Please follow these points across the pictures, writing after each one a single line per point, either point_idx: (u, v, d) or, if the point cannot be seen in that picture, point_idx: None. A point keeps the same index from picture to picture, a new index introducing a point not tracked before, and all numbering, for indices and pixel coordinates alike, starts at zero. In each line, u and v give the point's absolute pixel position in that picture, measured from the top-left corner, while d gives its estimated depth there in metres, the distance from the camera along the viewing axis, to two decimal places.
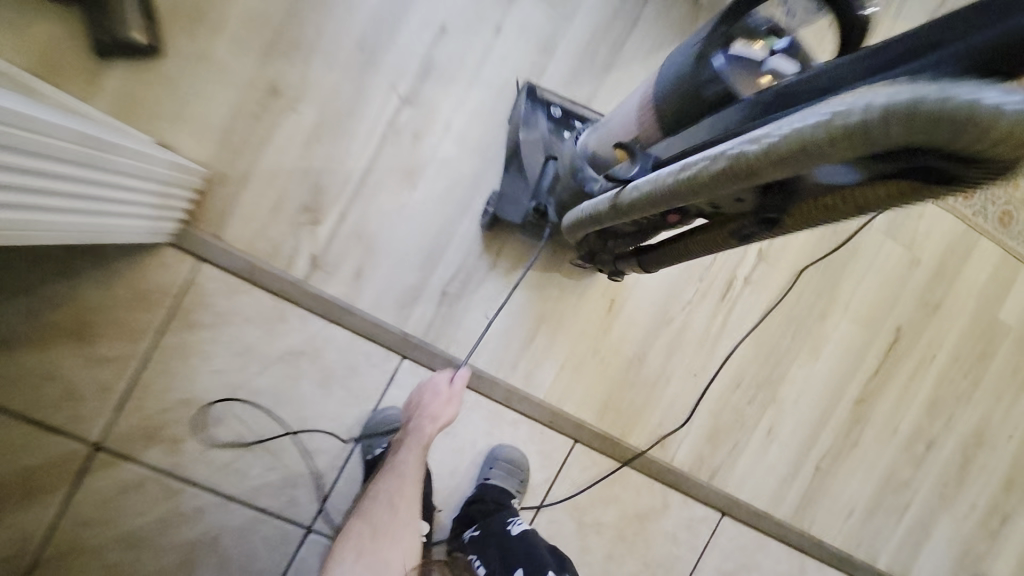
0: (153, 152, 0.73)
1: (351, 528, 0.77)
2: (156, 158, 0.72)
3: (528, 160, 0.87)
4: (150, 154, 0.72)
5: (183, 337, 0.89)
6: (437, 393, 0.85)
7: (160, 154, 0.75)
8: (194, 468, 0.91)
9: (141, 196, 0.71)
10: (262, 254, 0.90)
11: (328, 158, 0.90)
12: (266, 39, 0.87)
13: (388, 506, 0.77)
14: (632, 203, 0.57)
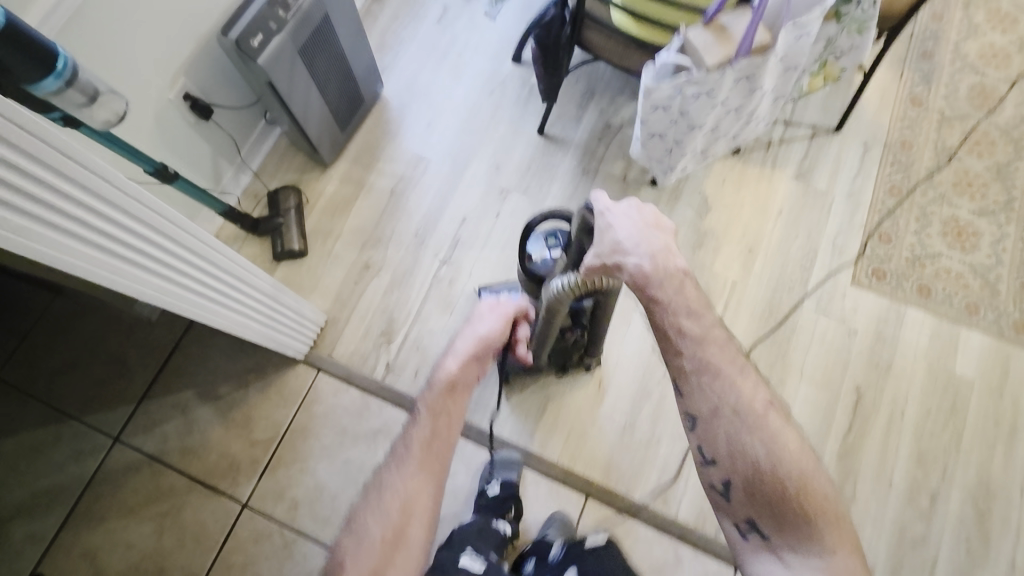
0: (292, 299, 1.28)
1: (366, 503, 0.79)
2: (289, 302, 1.26)
3: None
4: (287, 299, 1.26)
5: (305, 422, 1.35)
6: (482, 313, 0.98)
7: (296, 302, 1.30)
8: (304, 521, 1.28)
9: (274, 319, 1.23)
10: (356, 364, 1.40)
11: (397, 301, 1.45)
12: (362, 239, 1.50)
13: (390, 489, 0.80)
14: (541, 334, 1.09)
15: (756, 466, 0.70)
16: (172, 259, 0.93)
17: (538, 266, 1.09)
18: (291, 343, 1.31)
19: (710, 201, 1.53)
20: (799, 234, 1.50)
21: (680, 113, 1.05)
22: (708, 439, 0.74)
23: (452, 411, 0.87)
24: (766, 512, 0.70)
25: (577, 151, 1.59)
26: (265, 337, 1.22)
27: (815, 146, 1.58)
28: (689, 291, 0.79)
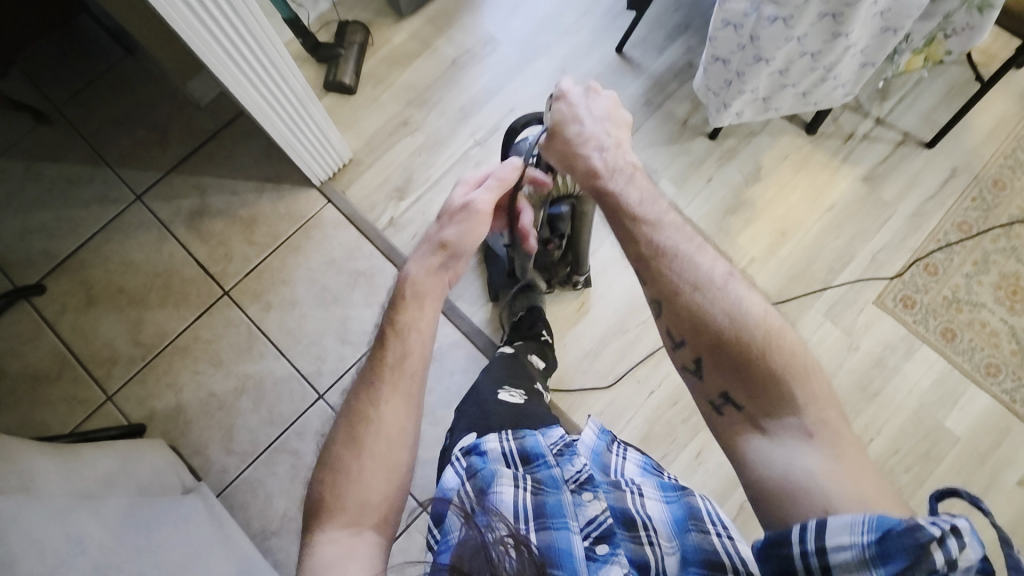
0: (318, 112, 1.28)
1: (331, 447, 0.70)
2: (314, 114, 1.27)
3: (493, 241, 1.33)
4: (313, 110, 1.26)
5: (301, 241, 1.42)
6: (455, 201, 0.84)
7: (321, 117, 1.30)
8: (271, 325, 1.37)
9: (293, 123, 1.24)
10: (363, 208, 1.45)
11: (420, 164, 1.47)
12: (409, 96, 1.51)
13: (354, 433, 0.69)
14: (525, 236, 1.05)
15: (722, 335, 0.63)
16: (218, 13, 0.93)
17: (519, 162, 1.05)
18: (303, 156, 1.34)
19: (763, 172, 1.44)
20: (841, 236, 1.40)
21: (748, 41, 0.99)
22: (672, 317, 0.67)
23: (420, 328, 0.75)
24: (738, 380, 0.62)
25: (648, 80, 1.52)
26: (283, 139, 1.25)
27: (898, 154, 1.45)
28: (642, 178, 0.75)
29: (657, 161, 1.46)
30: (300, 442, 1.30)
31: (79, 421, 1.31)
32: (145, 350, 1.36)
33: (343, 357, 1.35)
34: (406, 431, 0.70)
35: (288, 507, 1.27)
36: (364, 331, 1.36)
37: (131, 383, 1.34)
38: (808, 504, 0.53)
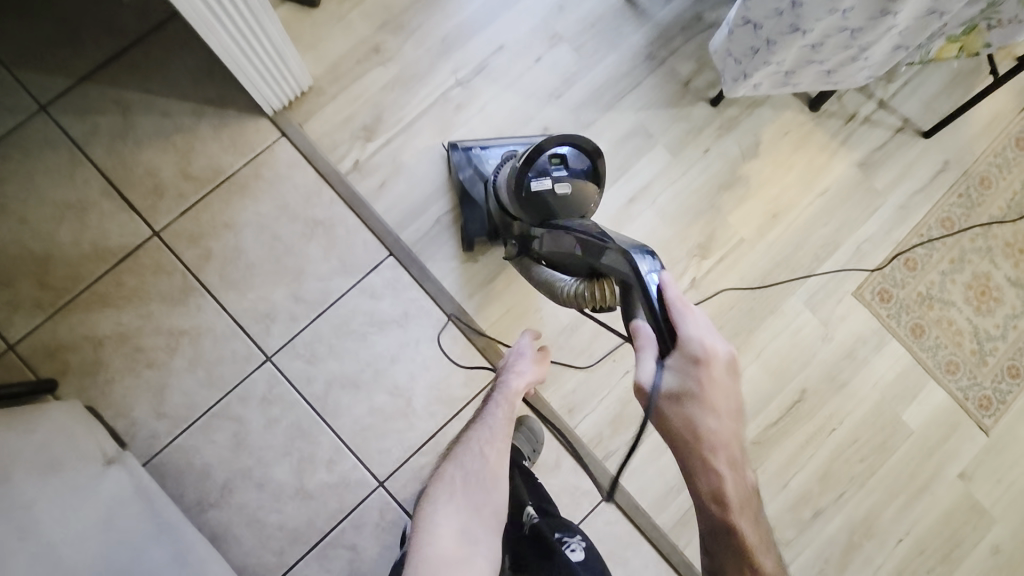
0: (275, 26, 1.06)
1: (448, 473, 0.91)
2: (271, 28, 1.05)
3: (472, 187, 1.18)
4: (269, 24, 1.04)
5: (248, 180, 1.23)
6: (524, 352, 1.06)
7: (279, 32, 1.08)
8: (210, 275, 1.20)
9: (243, 39, 1.02)
10: (323, 147, 1.26)
11: (392, 102, 1.29)
12: (382, 19, 1.30)
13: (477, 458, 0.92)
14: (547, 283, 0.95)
15: None
16: None
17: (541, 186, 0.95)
18: (248, 80, 1.13)
19: (762, 147, 1.36)
20: (830, 222, 1.36)
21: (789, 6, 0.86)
22: None
23: (514, 405, 0.99)
24: None
25: (652, 31, 1.37)
26: (229, 55, 1.04)
27: (896, 141, 1.39)
28: (759, 513, 0.64)
29: (654, 124, 1.34)
30: (243, 408, 1.17)
31: None
32: (55, 295, 1.16)
33: (295, 317, 1.21)
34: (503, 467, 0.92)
35: (229, 477, 1.15)
36: (320, 289, 1.22)
37: (37, 333, 1.15)
38: None
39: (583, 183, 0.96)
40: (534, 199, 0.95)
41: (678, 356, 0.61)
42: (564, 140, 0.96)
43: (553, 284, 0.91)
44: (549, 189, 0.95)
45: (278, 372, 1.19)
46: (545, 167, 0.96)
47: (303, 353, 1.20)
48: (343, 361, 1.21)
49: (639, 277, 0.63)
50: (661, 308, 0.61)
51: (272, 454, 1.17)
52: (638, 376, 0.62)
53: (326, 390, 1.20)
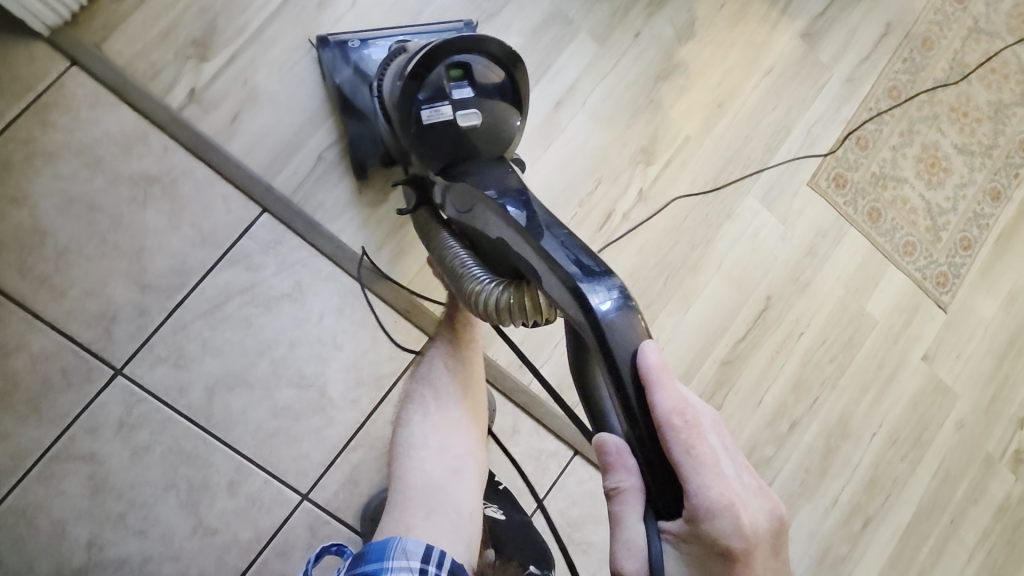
0: None
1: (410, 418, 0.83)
2: None
3: (356, 98, 0.90)
4: None
5: (34, 132, 0.87)
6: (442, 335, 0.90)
7: None
8: (6, 272, 0.86)
9: None
10: (139, 75, 0.92)
11: (227, 3, 0.95)
12: None
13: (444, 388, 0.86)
14: (441, 263, 0.73)
15: None
16: None
17: (439, 111, 0.71)
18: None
19: (697, 25, 1.16)
20: (778, 106, 1.20)
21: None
22: None
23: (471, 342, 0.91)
24: None
25: None
26: None
27: (837, 5, 1.23)
28: None
29: (572, 7, 1.10)
30: (95, 441, 0.88)
31: None
32: None
33: (146, 311, 0.90)
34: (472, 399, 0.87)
35: (95, 532, 0.87)
36: (174, 269, 0.92)
37: None
38: None
39: (496, 104, 0.73)
40: (431, 128, 0.71)
41: (686, 530, 0.48)
42: (460, 47, 0.71)
43: (450, 265, 0.70)
44: (451, 118, 0.71)
45: (137, 387, 0.90)
46: (441, 85, 0.72)
47: (168, 355, 0.91)
48: (225, 357, 0.93)
49: (631, 382, 0.49)
50: (656, 446, 0.48)
51: (151, 492, 0.90)
52: (620, 547, 0.49)
53: (210, 397, 0.92)
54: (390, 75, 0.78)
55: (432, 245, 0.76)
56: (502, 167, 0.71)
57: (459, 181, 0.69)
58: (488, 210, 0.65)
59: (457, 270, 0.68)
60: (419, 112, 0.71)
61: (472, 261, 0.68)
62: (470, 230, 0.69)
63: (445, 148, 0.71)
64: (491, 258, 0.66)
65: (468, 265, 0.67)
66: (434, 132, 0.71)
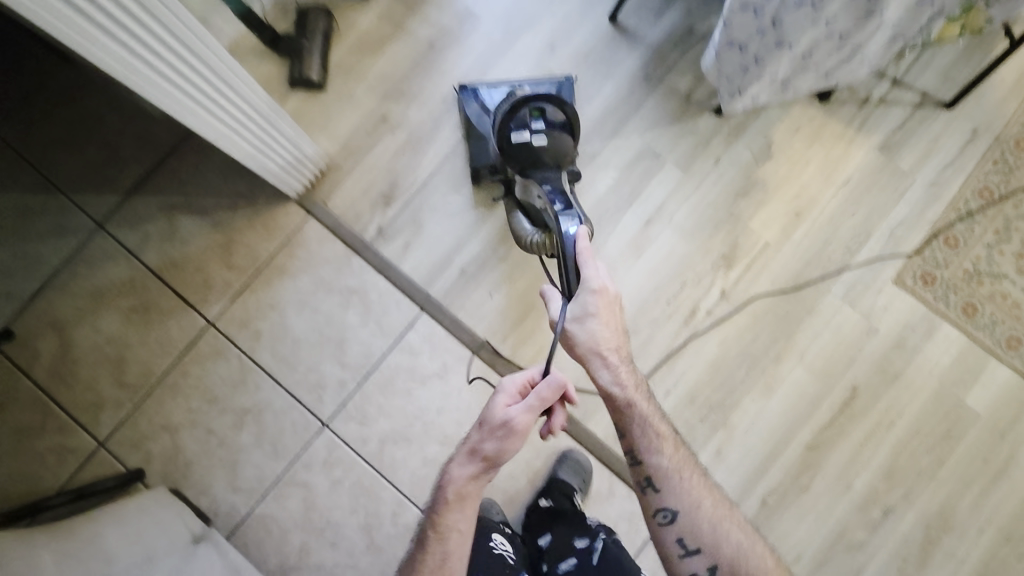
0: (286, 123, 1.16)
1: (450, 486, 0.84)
2: (283, 126, 1.14)
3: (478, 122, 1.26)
4: (280, 122, 1.13)
5: (284, 260, 1.31)
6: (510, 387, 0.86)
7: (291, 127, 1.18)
8: (263, 354, 1.29)
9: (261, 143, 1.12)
10: (347, 219, 1.34)
11: (404, 166, 1.35)
12: (385, 88, 1.38)
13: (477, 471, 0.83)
14: (515, 231, 1.23)
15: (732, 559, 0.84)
16: (158, 44, 0.81)
17: (521, 135, 1.09)
18: (275, 178, 1.23)
19: (774, 148, 1.35)
20: (858, 212, 1.33)
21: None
22: (689, 530, 0.85)
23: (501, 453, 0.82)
24: None
25: (647, 51, 1.39)
26: (253, 160, 1.13)
27: (915, 118, 1.35)
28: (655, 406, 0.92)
29: (660, 143, 1.35)
30: (309, 474, 1.26)
31: (73, 472, 1.25)
32: (132, 392, 1.28)
33: (345, 383, 1.29)
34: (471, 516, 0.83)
35: (305, 540, 1.24)
36: (363, 353, 1.29)
37: (123, 428, 1.27)
38: None
39: (559, 134, 1.10)
40: (513, 148, 1.09)
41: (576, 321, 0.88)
42: (544, 99, 1.10)
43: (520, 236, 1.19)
44: (527, 139, 1.09)
45: (336, 437, 1.27)
46: (524, 119, 1.10)
47: (356, 415, 1.28)
48: (393, 419, 1.28)
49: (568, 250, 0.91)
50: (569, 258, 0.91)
51: (341, 515, 1.25)
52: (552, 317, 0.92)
53: (382, 448, 1.27)
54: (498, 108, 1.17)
55: (513, 219, 1.26)
56: (557, 175, 1.09)
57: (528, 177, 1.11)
58: (535, 192, 1.10)
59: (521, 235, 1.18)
60: (507, 134, 1.09)
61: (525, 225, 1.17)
62: (530, 210, 1.17)
63: (521, 158, 1.10)
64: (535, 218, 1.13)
65: (526, 231, 1.16)
66: (515, 148, 1.09)
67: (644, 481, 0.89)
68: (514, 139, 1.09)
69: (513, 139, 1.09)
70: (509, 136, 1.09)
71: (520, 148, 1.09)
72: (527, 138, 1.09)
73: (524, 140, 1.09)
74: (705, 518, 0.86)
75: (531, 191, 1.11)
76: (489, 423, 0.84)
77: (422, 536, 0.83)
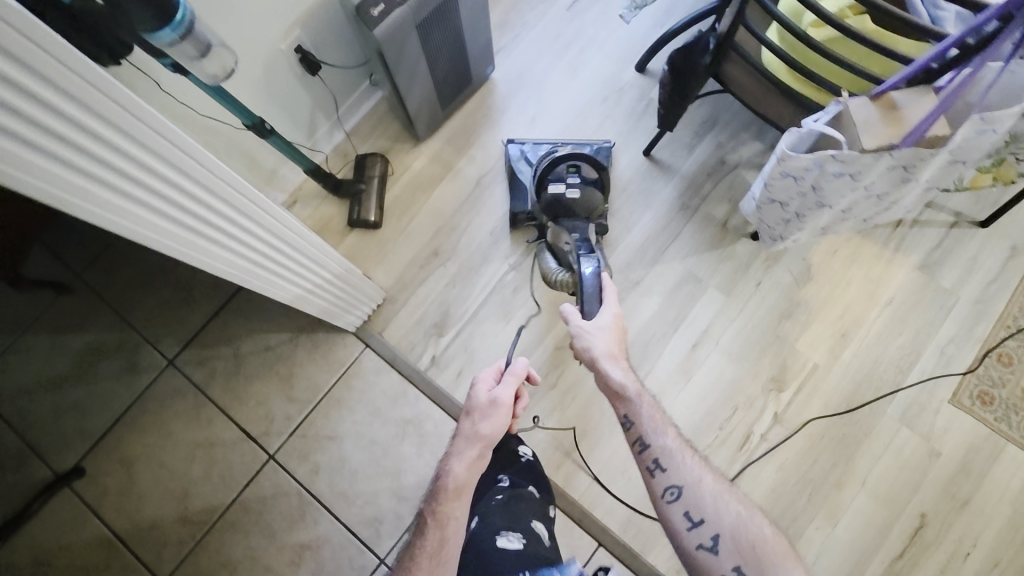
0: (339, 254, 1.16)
1: (448, 467, 0.94)
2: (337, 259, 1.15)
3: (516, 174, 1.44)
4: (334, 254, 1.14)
5: (342, 392, 1.36)
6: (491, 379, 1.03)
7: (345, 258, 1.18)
8: (321, 488, 1.31)
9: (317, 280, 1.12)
10: (402, 349, 1.40)
11: (456, 296, 1.42)
12: (436, 224, 1.47)
13: (468, 443, 0.96)
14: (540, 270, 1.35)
15: (740, 531, 0.83)
16: (228, 221, 0.80)
17: (558, 189, 1.27)
18: (319, 308, 1.21)
19: (814, 270, 1.38)
20: (905, 331, 1.34)
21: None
22: (694, 504, 0.87)
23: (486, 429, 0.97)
24: (749, 557, 0.81)
25: (681, 181, 1.47)
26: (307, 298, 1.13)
27: (951, 237, 1.38)
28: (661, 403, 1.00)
29: (701, 268, 1.41)
30: None
31: None
32: (194, 528, 1.30)
33: (401, 517, 1.29)
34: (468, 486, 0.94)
35: None
36: (418, 486, 1.31)
37: (184, 567, 1.28)
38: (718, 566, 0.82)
39: (591, 190, 1.28)
40: (549, 198, 1.27)
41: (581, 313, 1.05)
42: (581, 160, 1.28)
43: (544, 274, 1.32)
44: (563, 191, 1.27)
45: None
46: (561, 176, 1.29)
47: None
48: None
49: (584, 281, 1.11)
50: (584, 276, 1.11)
51: None
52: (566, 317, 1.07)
53: None
54: (539, 162, 1.35)
55: (539, 260, 1.38)
56: (585, 226, 1.27)
57: (559, 224, 1.29)
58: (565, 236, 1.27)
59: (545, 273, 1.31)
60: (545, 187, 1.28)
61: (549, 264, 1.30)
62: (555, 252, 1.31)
63: (555, 210, 1.29)
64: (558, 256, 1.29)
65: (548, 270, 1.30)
66: (551, 200, 1.27)
67: (650, 461, 0.92)
68: (552, 191, 1.27)
69: (551, 191, 1.27)
70: (546, 190, 1.28)
71: (557, 203, 1.27)
72: (562, 194, 1.27)
73: (559, 193, 1.27)
74: (709, 494, 0.87)
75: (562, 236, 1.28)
76: (475, 408, 0.99)
77: (422, 522, 0.89)
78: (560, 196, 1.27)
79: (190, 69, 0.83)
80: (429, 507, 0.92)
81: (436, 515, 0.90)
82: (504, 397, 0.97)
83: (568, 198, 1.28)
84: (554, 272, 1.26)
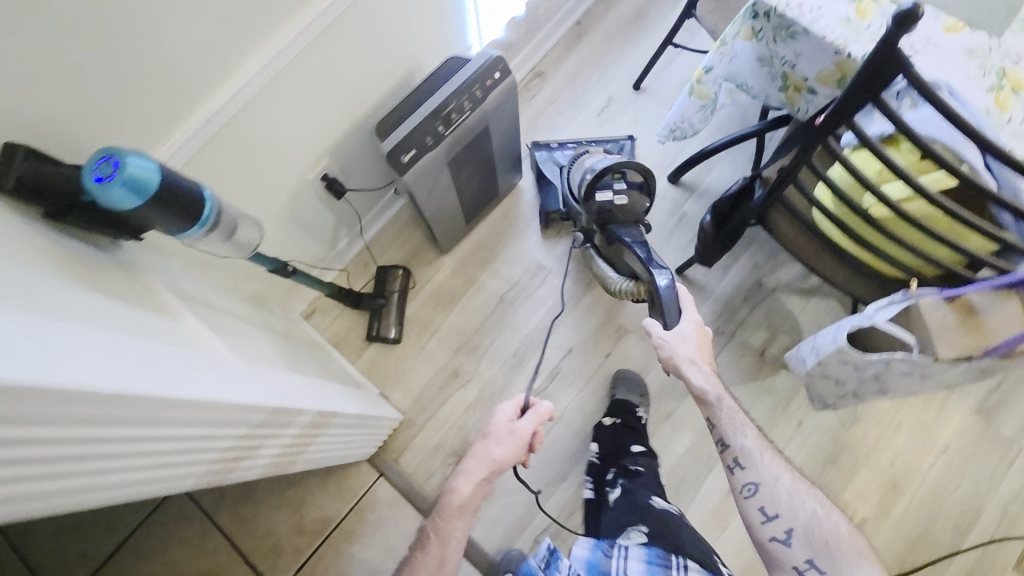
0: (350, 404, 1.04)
1: (454, 485, 0.96)
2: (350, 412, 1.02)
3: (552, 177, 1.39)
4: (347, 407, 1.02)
5: (354, 526, 1.29)
6: (512, 410, 1.04)
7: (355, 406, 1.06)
8: None
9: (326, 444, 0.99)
10: (419, 480, 1.33)
11: (476, 422, 1.36)
12: (457, 343, 1.42)
13: (479, 464, 0.97)
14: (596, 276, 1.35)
15: (819, 528, 0.85)
16: (224, 439, 0.68)
17: (605, 202, 1.19)
18: (304, 461, 0.97)
19: (861, 409, 1.29)
20: (963, 485, 1.23)
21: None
22: (770, 500, 0.89)
23: (500, 457, 0.98)
24: (823, 551, 0.83)
25: (716, 303, 1.40)
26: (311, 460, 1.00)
27: (1012, 378, 1.28)
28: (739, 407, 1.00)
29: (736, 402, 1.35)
30: None
31: None
32: None
33: None
34: (469, 510, 0.95)
35: None
36: None
37: None
38: (788, 557, 0.86)
39: (637, 194, 1.20)
40: (600, 211, 1.20)
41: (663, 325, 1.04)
42: (624, 166, 1.18)
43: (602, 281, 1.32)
44: (612, 200, 1.20)
45: None
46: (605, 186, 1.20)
47: None
48: None
49: (662, 296, 1.09)
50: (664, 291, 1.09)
51: None
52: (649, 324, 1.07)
53: None
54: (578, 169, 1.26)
55: (592, 263, 1.36)
56: (638, 231, 1.21)
57: (613, 235, 1.23)
58: (622, 245, 1.23)
59: (604, 282, 1.32)
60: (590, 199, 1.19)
61: (606, 276, 1.30)
62: (611, 257, 1.29)
63: (609, 225, 1.22)
64: (618, 265, 1.29)
65: (607, 280, 1.31)
66: (602, 213, 1.20)
67: (731, 462, 0.94)
68: (600, 203, 1.19)
69: (600, 203, 1.20)
70: (591, 202, 1.20)
71: (606, 213, 1.20)
72: (612, 203, 1.20)
73: (608, 204, 1.20)
74: (787, 487, 0.89)
75: (617, 246, 1.23)
76: (493, 434, 1.01)
77: (424, 537, 0.92)
78: (607, 206, 1.20)
79: (226, 250, 0.83)
80: (431, 525, 0.94)
81: (438, 528, 0.93)
82: (521, 433, 0.99)
83: (617, 208, 1.20)
84: (616, 283, 1.27)
